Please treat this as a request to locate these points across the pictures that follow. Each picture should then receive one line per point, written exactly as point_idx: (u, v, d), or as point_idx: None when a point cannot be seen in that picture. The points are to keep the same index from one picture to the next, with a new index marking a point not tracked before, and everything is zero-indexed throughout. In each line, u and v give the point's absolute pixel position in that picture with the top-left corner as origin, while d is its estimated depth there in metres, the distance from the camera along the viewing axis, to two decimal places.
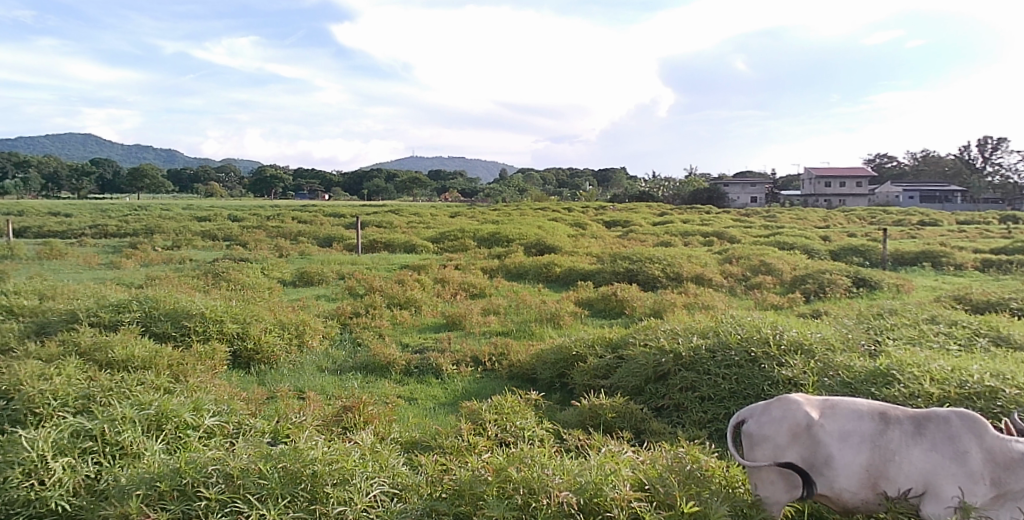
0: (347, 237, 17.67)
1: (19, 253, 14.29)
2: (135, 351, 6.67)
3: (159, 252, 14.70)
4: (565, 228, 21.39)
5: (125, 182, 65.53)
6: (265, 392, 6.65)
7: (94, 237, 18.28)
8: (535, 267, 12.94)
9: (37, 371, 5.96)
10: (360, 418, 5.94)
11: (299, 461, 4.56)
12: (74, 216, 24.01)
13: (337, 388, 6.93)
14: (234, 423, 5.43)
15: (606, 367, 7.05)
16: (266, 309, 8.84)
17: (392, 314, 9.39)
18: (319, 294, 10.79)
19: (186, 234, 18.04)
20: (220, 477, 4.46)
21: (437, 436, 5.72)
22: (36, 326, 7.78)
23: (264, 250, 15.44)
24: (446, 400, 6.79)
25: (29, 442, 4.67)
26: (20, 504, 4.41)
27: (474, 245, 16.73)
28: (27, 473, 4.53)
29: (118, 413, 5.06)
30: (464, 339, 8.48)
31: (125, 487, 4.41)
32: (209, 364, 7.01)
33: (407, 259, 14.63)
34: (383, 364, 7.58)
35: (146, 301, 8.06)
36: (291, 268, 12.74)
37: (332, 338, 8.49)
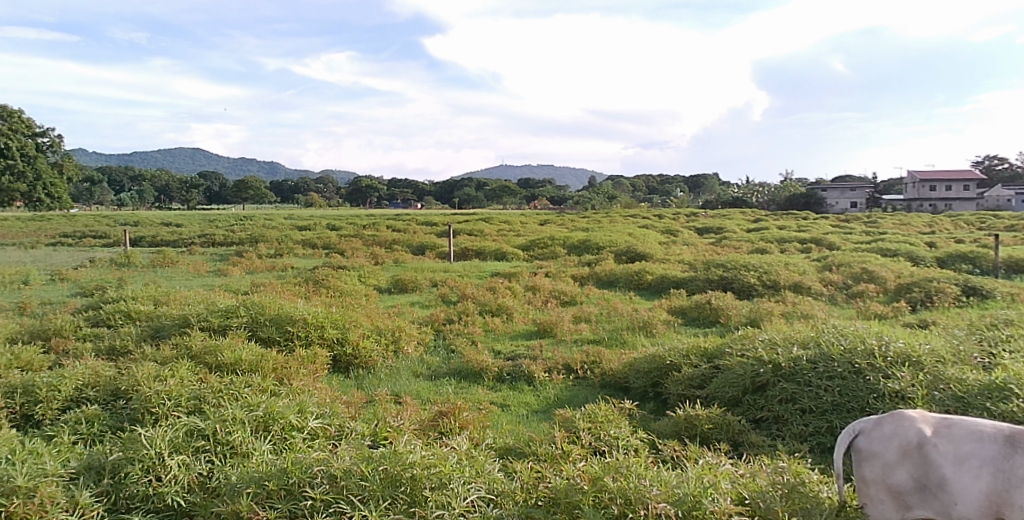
0: (439, 245, 17.98)
1: (136, 260, 15.20)
2: (243, 355, 6.97)
3: (262, 261, 15.34)
4: (656, 235, 21.14)
5: (231, 194, 68.78)
6: (364, 396, 6.83)
7: (203, 246, 19.27)
8: (626, 275, 12.83)
9: (153, 373, 6.31)
10: (456, 423, 6.02)
11: (399, 465, 4.65)
12: (185, 227, 25.43)
13: (432, 393, 7.05)
14: (336, 425, 5.59)
15: (702, 376, 6.86)
16: (364, 315, 9.08)
17: (484, 321, 9.50)
18: (413, 301, 11.01)
19: (287, 243, 18.76)
20: (324, 477, 4.60)
21: (530, 443, 5.73)
22: (151, 330, 8.25)
23: (361, 257, 15.90)
24: (539, 408, 6.81)
25: (148, 441, 4.96)
26: (139, 499, 4.64)
27: (564, 253, 16.74)
28: (147, 470, 4.78)
29: (229, 414, 5.31)
30: (555, 346, 8.47)
31: (236, 485, 4.60)
32: (311, 367, 7.25)
33: (498, 266, 14.76)
34: (476, 370, 7.67)
35: (252, 307, 8.43)
36: (386, 275, 13.08)
37: (426, 344, 8.64)
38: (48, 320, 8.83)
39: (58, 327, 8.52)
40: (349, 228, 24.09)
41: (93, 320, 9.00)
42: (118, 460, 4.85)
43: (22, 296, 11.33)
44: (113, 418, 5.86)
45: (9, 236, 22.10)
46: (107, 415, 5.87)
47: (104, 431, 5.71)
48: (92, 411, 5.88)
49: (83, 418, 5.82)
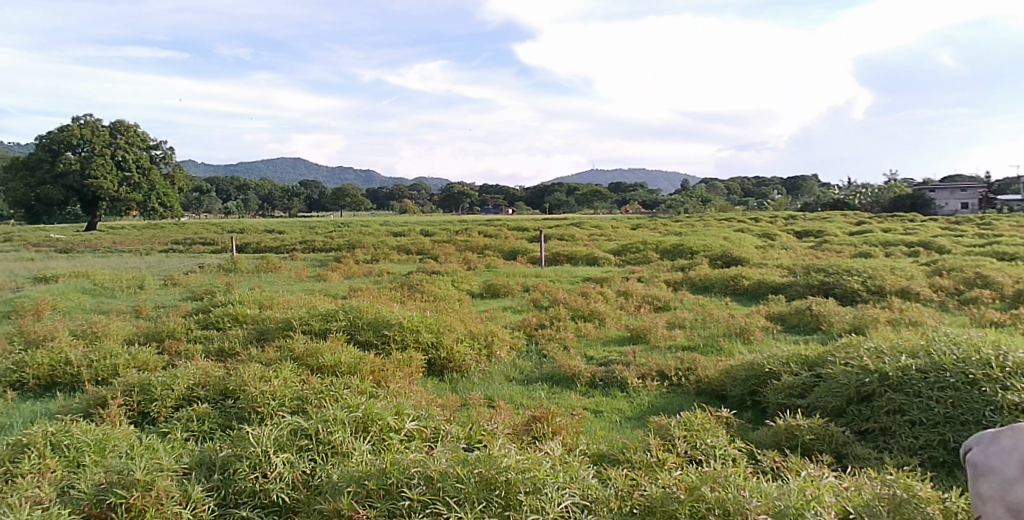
0: (530, 250, 18.06)
1: (242, 266, 15.93)
2: (343, 358, 7.20)
3: (360, 266, 15.80)
4: (753, 239, 20.57)
5: (329, 202, 71.21)
6: (458, 399, 6.93)
7: (303, 252, 20.00)
8: (722, 280, 12.54)
9: (259, 374, 6.60)
10: (549, 428, 6.02)
11: (493, 468, 4.69)
12: (286, 233, 26.44)
13: (525, 398, 7.08)
14: (432, 428, 5.68)
15: (803, 385, 6.62)
16: (457, 319, 9.22)
17: (576, 326, 9.47)
18: (505, 306, 11.10)
19: (383, 248, 19.26)
20: (422, 478, 4.68)
21: (625, 450, 5.67)
22: (257, 333, 8.62)
23: (454, 262, 16.14)
24: (633, 414, 6.74)
25: (255, 438, 5.18)
26: (247, 494, 4.85)
27: (657, 258, 16.52)
28: (253, 466, 4.99)
29: (330, 415, 5.49)
30: (649, 352, 8.35)
31: (338, 483, 4.74)
32: (407, 370, 7.40)
33: (590, 271, 14.69)
34: (568, 375, 7.65)
35: (351, 311, 8.70)
36: (479, 280, 13.23)
37: (519, 349, 8.68)
38: (163, 322, 9.36)
39: (171, 329, 9.01)
40: (442, 234, 24.50)
41: (203, 323, 9.47)
42: (228, 457, 5.08)
43: (140, 300, 12.06)
44: (222, 416, 6.15)
45: (128, 244, 23.55)
46: (216, 413, 6.17)
47: (214, 428, 6.00)
48: (203, 409, 6.19)
49: (195, 416, 6.13)
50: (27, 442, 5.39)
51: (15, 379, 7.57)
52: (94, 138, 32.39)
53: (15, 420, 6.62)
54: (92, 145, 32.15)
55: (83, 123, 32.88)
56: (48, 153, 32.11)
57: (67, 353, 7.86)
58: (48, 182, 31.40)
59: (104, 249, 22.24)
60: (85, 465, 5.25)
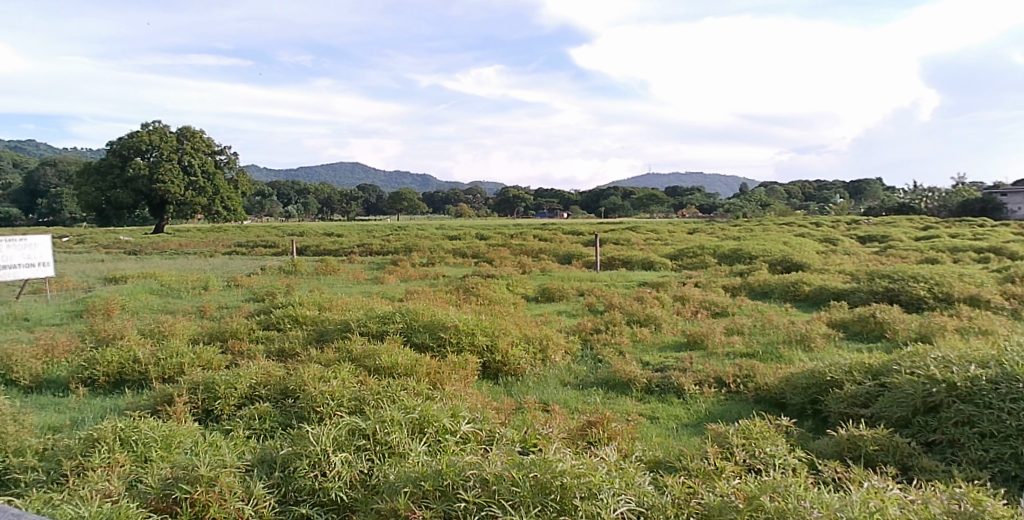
0: (585, 254, 18.00)
1: (302, 268, 16.26)
2: (400, 359, 7.29)
3: (416, 269, 15.97)
4: (814, 244, 20.09)
5: (387, 206, 72.18)
6: (513, 402, 6.94)
7: (361, 255, 20.33)
8: (782, 286, 12.29)
9: (318, 374, 6.74)
10: (604, 434, 5.98)
11: (548, 472, 4.68)
12: (345, 236, 26.91)
13: (580, 402, 7.05)
14: (487, 430, 5.70)
15: (866, 395, 6.44)
16: (512, 323, 9.24)
17: (632, 331, 9.40)
18: (560, 310, 11.08)
19: (439, 252, 19.43)
20: (477, 480, 4.70)
21: (682, 458, 5.60)
22: (316, 334, 8.79)
23: (509, 266, 16.19)
24: (690, 421, 6.66)
25: (315, 437, 5.28)
26: (307, 492, 4.95)
27: (714, 263, 16.28)
28: (313, 465, 5.09)
29: (387, 416, 5.57)
30: (706, 359, 8.23)
31: (394, 484, 4.80)
32: (462, 373, 7.45)
33: (646, 276, 14.56)
34: (624, 380, 7.59)
35: (408, 314, 8.82)
36: (534, 284, 13.23)
37: (574, 354, 8.66)
38: (226, 323, 9.61)
39: (234, 329, 9.25)
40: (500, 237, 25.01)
41: (265, 323, 9.71)
42: (288, 455, 5.20)
43: (204, 300, 12.40)
44: (282, 415, 6.29)
45: (193, 246, 24.24)
46: (277, 412, 6.32)
47: (274, 427, 6.14)
48: (264, 408, 6.34)
49: (257, 415, 6.29)
50: (98, 437, 5.59)
51: (87, 376, 7.87)
52: (162, 143, 33.47)
53: (87, 415, 6.89)
54: (160, 151, 33.21)
55: (152, 129, 34.03)
56: (118, 158, 33.33)
57: (136, 351, 8.13)
58: (118, 185, 32.55)
59: (170, 250, 22.95)
60: (152, 460, 5.43)
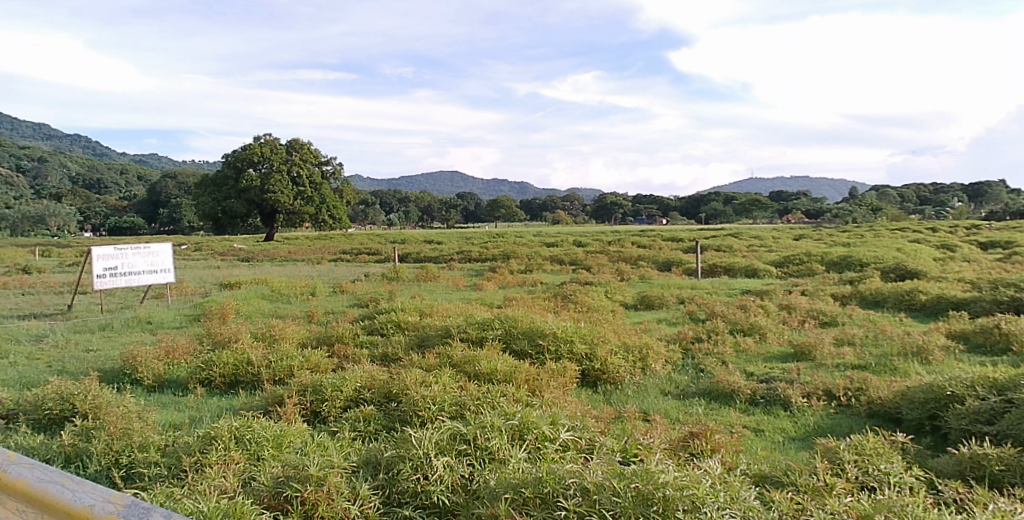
0: (686, 261, 17.66)
1: (404, 274, 16.67)
2: (499, 366, 7.35)
3: (515, 276, 16.09)
4: (931, 251, 19.03)
5: (485, 213, 73.12)
6: (613, 411, 6.88)
7: (461, 262, 20.64)
8: (896, 294, 11.68)
9: (420, 379, 6.88)
10: (707, 445, 5.84)
11: (651, 484, 4.59)
12: (444, 243, 27.42)
13: (682, 413, 6.91)
14: (586, 439, 5.66)
15: (991, 411, 6.03)
16: (611, 331, 9.16)
17: (735, 341, 9.14)
18: (660, 318, 10.91)
19: (537, 259, 19.51)
20: (578, 489, 4.67)
21: (789, 472, 5.40)
22: (418, 340, 8.98)
23: (607, 273, 16.08)
24: (797, 435, 6.42)
25: (418, 441, 5.39)
26: (410, 495, 5.05)
27: (822, 270, 15.67)
28: (416, 468, 5.19)
29: (488, 422, 5.62)
30: (815, 370, 7.91)
31: (495, 489, 4.84)
32: (561, 380, 7.43)
33: (750, 283, 14.15)
34: (727, 391, 7.39)
35: (507, 321, 8.90)
36: (633, 291, 13.08)
37: (674, 363, 8.50)
38: (333, 328, 9.94)
39: (340, 333, 9.56)
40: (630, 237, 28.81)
41: (369, 328, 10.00)
42: (392, 458, 5.35)
43: (312, 306, 12.87)
44: (386, 418, 6.46)
45: (301, 253, 25.24)
46: (381, 415, 6.49)
47: (378, 429, 6.31)
48: (369, 410, 6.53)
49: (362, 417, 6.48)
50: (215, 435, 5.88)
51: (204, 377, 8.30)
52: (273, 155, 35.03)
53: (204, 414, 7.26)
54: (271, 162, 34.79)
55: (264, 141, 35.71)
56: (233, 170, 35.14)
57: (248, 354, 8.52)
58: (233, 196, 34.33)
59: (280, 258, 23.95)
60: (264, 459, 5.67)
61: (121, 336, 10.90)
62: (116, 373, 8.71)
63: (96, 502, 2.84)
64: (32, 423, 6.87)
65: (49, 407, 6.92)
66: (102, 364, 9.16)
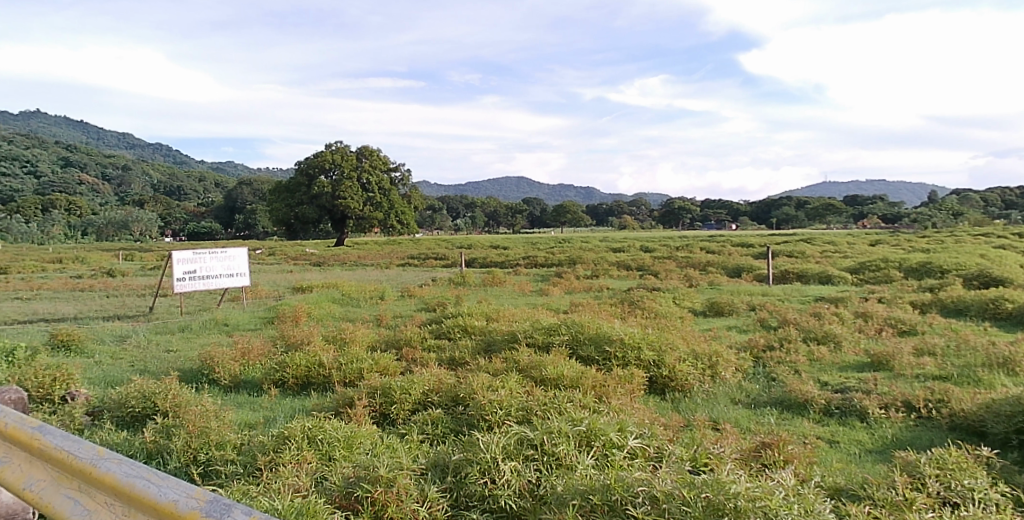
0: (756, 267, 17.30)
1: (470, 279, 16.82)
2: (566, 371, 7.34)
3: (581, 281, 16.04)
4: (1019, 257, 18.15)
5: (551, 218, 73.14)
6: (683, 419, 6.78)
7: (527, 267, 20.69)
8: (980, 302, 11.18)
9: (487, 383, 6.92)
10: (780, 456, 5.70)
11: (722, 494, 4.51)
12: (510, 249, 27.58)
13: (753, 422, 6.78)
14: (654, 447, 5.59)
15: None
16: (680, 338, 9.04)
17: (809, 349, 8.90)
18: (730, 325, 10.72)
19: (603, 264, 19.39)
20: (646, 498, 4.61)
21: (866, 486, 5.23)
22: (485, 344, 9.04)
23: (675, 279, 15.87)
24: (874, 447, 6.21)
25: (485, 445, 5.42)
26: (477, 498, 5.09)
27: (900, 277, 15.14)
28: (483, 472, 5.22)
29: (555, 427, 5.61)
30: (892, 381, 7.63)
31: (562, 495, 4.81)
32: (628, 386, 7.36)
33: (823, 290, 13.77)
34: (800, 401, 7.21)
35: (573, 326, 8.89)
36: (701, 297, 12.88)
37: (745, 372, 8.33)
38: (401, 332, 10.08)
39: (408, 337, 9.70)
40: (727, 237, 34.66)
41: (436, 332, 10.12)
42: (460, 461, 5.40)
43: (380, 310, 13.10)
44: (453, 422, 6.53)
45: (370, 258, 25.74)
46: (449, 419, 6.56)
47: (446, 432, 6.38)
48: (437, 414, 6.61)
49: (430, 420, 6.56)
50: (288, 435, 6.03)
51: (278, 378, 8.54)
52: (343, 162, 35.77)
53: (278, 414, 7.46)
54: (342, 169, 35.58)
55: (335, 149, 36.54)
56: (305, 177, 36.08)
57: (321, 356, 8.73)
58: (305, 202, 35.28)
59: (350, 262, 24.48)
60: (335, 459, 5.79)
61: (199, 337, 11.32)
62: (196, 373, 9.04)
63: (180, 498, 2.92)
64: (116, 420, 7.18)
65: (132, 405, 7.22)
66: (182, 364, 9.52)
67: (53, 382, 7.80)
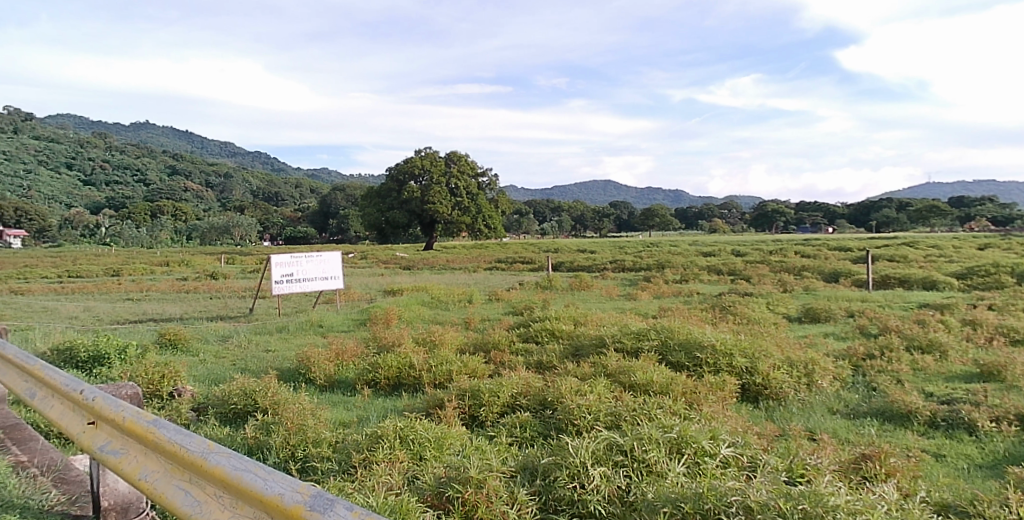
0: (855, 272, 16.65)
1: (557, 283, 16.83)
2: (655, 377, 7.25)
3: (670, 285, 15.80)
4: None
5: (639, 221, 72.40)
6: (777, 429, 6.60)
7: (615, 271, 20.54)
8: None
9: (575, 387, 6.92)
10: (881, 469, 5.46)
11: (820, 506, 4.38)
12: (597, 253, 27.51)
13: (852, 433, 6.53)
14: (748, 456, 5.46)
15: None
16: (774, 344, 8.79)
17: (912, 358, 8.50)
18: (827, 332, 10.35)
19: (693, 269, 19.05)
20: (741, 508, 4.50)
21: (976, 503, 4.96)
22: (572, 349, 9.03)
23: (769, 284, 15.44)
24: (985, 462, 5.88)
25: (574, 449, 5.42)
26: (567, 503, 5.09)
27: (1013, 283, 14.28)
28: (572, 476, 5.22)
29: (646, 434, 5.56)
30: (1005, 392, 7.21)
31: (653, 502, 4.76)
32: (720, 394, 7.21)
33: (927, 297, 13.12)
34: (903, 412, 6.90)
35: (663, 331, 8.78)
36: (796, 303, 12.48)
37: (843, 381, 8.03)
38: (489, 335, 10.17)
39: (496, 340, 9.79)
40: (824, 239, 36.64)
41: (524, 335, 10.18)
42: (549, 465, 5.42)
43: (469, 313, 13.28)
44: (542, 425, 6.55)
45: (458, 262, 26.12)
46: (537, 422, 6.60)
47: (535, 436, 6.41)
48: (525, 417, 6.66)
49: (518, 423, 6.61)
50: (381, 434, 6.18)
51: (371, 379, 8.77)
52: (432, 167, 36.48)
53: (371, 414, 7.66)
54: (431, 175, 36.29)
55: (424, 155, 37.31)
56: (396, 183, 37.03)
57: (411, 358, 8.91)
58: (396, 207, 36.18)
59: (438, 266, 24.93)
60: (426, 459, 5.91)
61: (295, 338, 11.73)
62: (293, 372, 9.39)
63: (285, 491, 3.05)
64: (220, 416, 7.54)
65: (234, 402, 7.56)
66: (280, 363, 9.91)
67: (161, 379, 8.24)
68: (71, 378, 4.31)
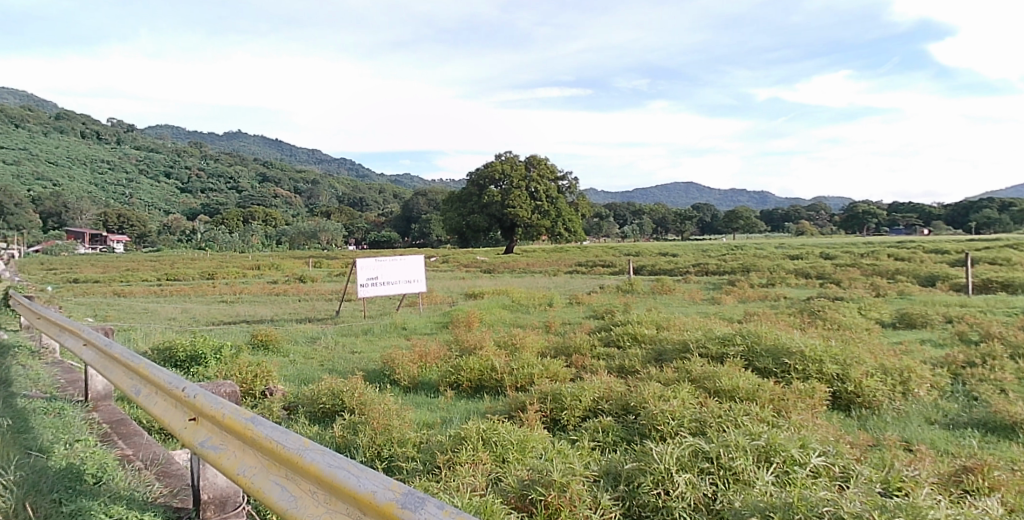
0: (954, 276, 15.87)
1: (638, 287, 16.67)
2: (741, 383, 7.11)
3: (755, 289, 15.44)
4: None
5: (722, 224, 71.01)
6: (871, 438, 6.36)
7: (697, 275, 20.20)
8: None
9: (658, 392, 6.86)
10: (985, 483, 5.20)
11: None
12: (679, 256, 27.07)
13: (952, 444, 6.23)
14: (840, 466, 5.29)
15: None
16: (866, 351, 8.48)
17: (1018, 367, 8.06)
18: (923, 338, 9.91)
19: (779, 272, 18.55)
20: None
21: None
22: (655, 353, 8.93)
23: (860, 288, 14.89)
24: None
25: (658, 456, 5.36)
26: (651, 509, 5.05)
27: None
28: (656, 482, 5.18)
29: (732, 441, 5.46)
30: None
31: (741, 510, 4.67)
32: (810, 402, 7.00)
33: None
34: (1008, 423, 6.54)
35: (749, 336, 8.60)
36: (890, 308, 11.99)
37: (942, 389, 7.68)
38: (570, 338, 10.17)
39: (578, 344, 9.77)
40: (921, 241, 35.01)
41: (606, 339, 10.13)
42: (633, 470, 5.38)
43: (550, 316, 13.30)
44: (624, 430, 6.52)
45: (539, 265, 26.19)
46: (620, 427, 6.56)
47: (617, 440, 6.38)
48: (608, 422, 6.63)
49: (601, 427, 6.58)
50: (465, 436, 6.27)
51: (453, 381, 8.90)
52: (512, 172, 36.72)
53: (454, 416, 7.77)
54: (511, 179, 36.57)
55: (505, 159, 37.61)
56: (476, 187, 37.47)
57: (493, 361, 8.99)
58: (476, 211, 36.61)
59: (519, 269, 25.03)
60: (509, 461, 5.96)
61: (380, 340, 12.01)
62: (378, 374, 9.61)
63: (377, 489, 3.14)
64: (309, 415, 7.79)
65: (323, 402, 7.80)
66: (367, 365, 10.16)
67: (254, 379, 8.58)
68: (173, 377, 4.53)
